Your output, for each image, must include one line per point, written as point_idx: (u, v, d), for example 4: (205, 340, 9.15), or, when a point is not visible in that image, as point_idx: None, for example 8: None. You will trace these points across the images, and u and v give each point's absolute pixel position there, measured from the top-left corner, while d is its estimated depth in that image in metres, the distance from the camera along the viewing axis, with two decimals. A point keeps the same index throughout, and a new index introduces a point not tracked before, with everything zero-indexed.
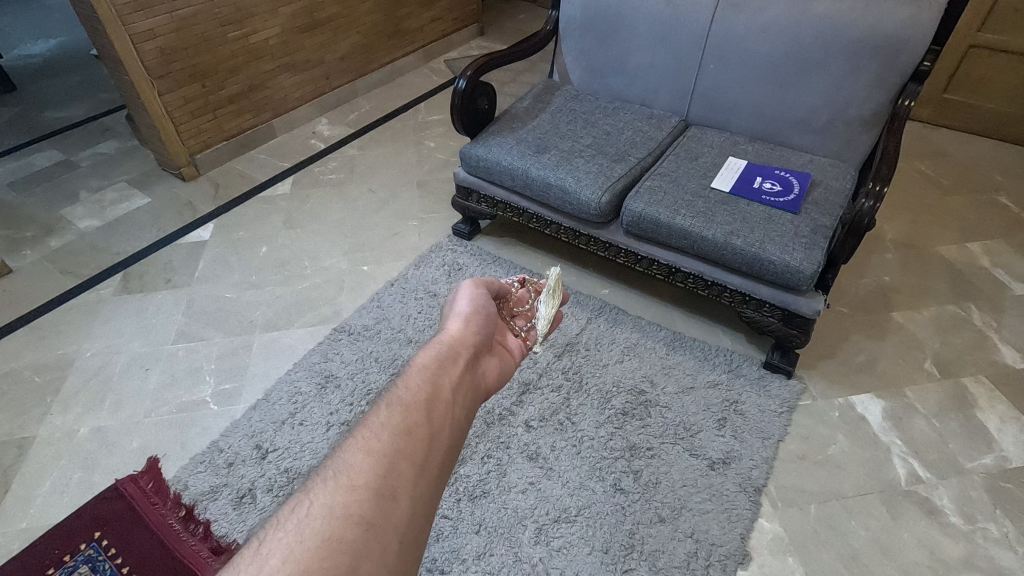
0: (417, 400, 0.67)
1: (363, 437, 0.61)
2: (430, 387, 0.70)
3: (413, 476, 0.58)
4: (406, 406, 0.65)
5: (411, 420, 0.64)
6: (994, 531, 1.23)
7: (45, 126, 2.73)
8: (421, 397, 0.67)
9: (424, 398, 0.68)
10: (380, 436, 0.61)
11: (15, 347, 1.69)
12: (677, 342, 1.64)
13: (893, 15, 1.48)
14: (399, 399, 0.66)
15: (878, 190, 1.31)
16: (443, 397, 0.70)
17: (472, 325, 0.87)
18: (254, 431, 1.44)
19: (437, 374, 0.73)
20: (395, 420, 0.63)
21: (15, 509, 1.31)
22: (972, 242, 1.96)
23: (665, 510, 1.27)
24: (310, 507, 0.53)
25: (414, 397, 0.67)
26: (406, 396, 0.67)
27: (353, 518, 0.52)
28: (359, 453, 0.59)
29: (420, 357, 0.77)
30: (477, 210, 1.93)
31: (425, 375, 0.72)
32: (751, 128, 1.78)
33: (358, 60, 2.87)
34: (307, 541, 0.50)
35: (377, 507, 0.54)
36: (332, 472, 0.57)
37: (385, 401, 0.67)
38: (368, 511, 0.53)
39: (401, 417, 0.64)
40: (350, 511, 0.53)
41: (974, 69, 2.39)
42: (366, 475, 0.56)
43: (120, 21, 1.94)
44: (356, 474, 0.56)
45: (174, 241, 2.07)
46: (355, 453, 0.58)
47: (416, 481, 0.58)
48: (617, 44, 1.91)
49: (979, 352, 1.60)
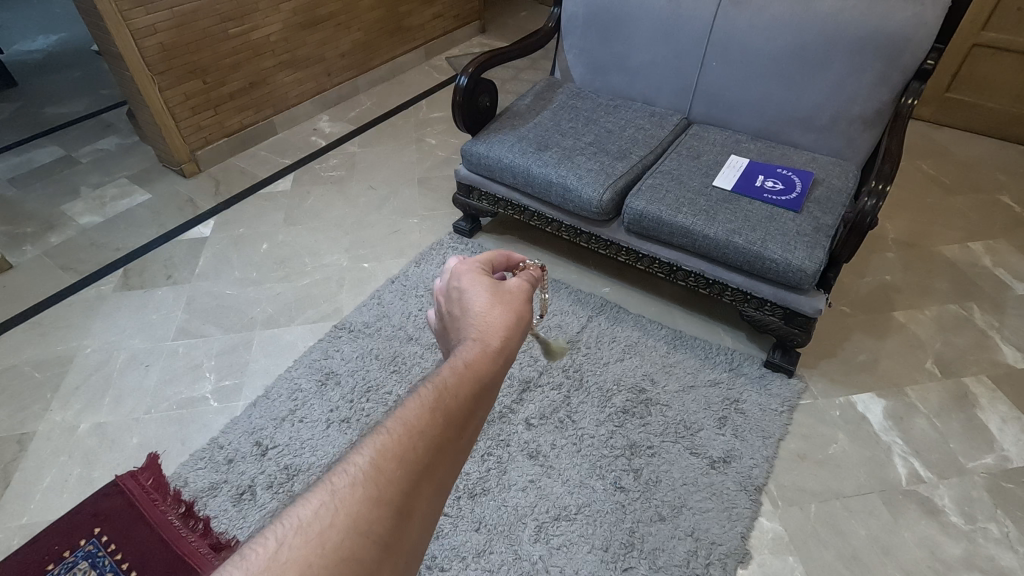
0: (458, 405, 0.59)
1: (396, 440, 0.54)
2: (475, 391, 0.61)
3: (432, 496, 0.54)
4: (447, 411, 0.57)
5: (450, 428, 0.57)
6: (995, 531, 1.23)
7: (45, 121, 2.72)
8: (463, 402, 0.59)
9: (466, 404, 0.59)
10: (415, 445, 0.54)
11: (15, 342, 1.69)
12: (678, 341, 1.64)
13: (896, 13, 1.48)
14: (441, 399, 0.58)
15: (881, 189, 1.30)
16: (483, 404, 0.62)
17: (525, 319, 0.74)
18: (254, 428, 1.44)
19: (483, 375, 0.63)
20: (433, 427, 0.56)
21: (15, 504, 1.32)
22: (974, 242, 1.95)
23: (665, 509, 1.27)
24: (331, 516, 0.48)
25: (459, 402, 0.59)
26: (449, 395, 0.59)
27: (369, 538, 0.48)
28: (390, 461, 0.52)
29: (465, 349, 0.66)
30: (478, 207, 1.92)
31: (470, 372, 0.63)
32: (753, 126, 1.77)
33: (359, 57, 2.86)
34: (320, 560, 0.45)
35: (393, 528, 0.50)
36: (356, 476, 0.51)
37: (423, 394, 0.58)
38: (383, 530, 0.49)
39: (439, 424, 0.56)
40: (368, 527, 0.48)
41: (976, 68, 2.38)
42: (391, 490, 0.51)
43: (121, 17, 1.93)
44: (382, 486, 0.51)
45: (174, 237, 2.07)
46: (383, 459, 0.52)
47: (433, 501, 0.54)
48: (619, 42, 1.91)
49: (980, 352, 1.59)
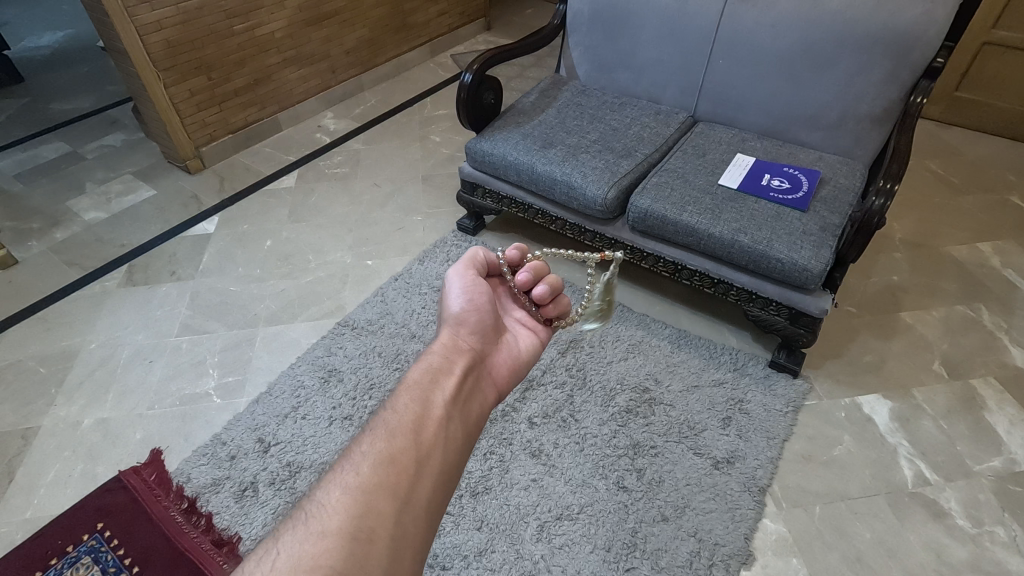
0: (397, 432, 0.69)
1: (344, 473, 0.64)
2: (413, 416, 0.71)
3: (395, 511, 0.61)
4: (388, 435, 0.68)
5: (393, 450, 0.66)
6: (1002, 534, 1.22)
7: (51, 117, 2.73)
8: (404, 429, 0.69)
9: (410, 420, 0.70)
10: (360, 471, 0.64)
11: (19, 338, 1.70)
12: (683, 341, 1.63)
13: (906, 11, 1.46)
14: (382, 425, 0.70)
15: (889, 189, 1.29)
16: (431, 418, 0.72)
17: (469, 334, 0.88)
18: (257, 424, 1.44)
19: (420, 403, 0.73)
20: (376, 452, 0.66)
21: (19, 499, 1.32)
22: (982, 242, 1.93)
23: (668, 509, 1.27)
24: (282, 557, 0.55)
25: (400, 426, 0.69)
26: (390, 426, 0.69)
27: (323, 567, 0.54)
28: (338, 491, 0.62)
29: (410, 376, 0.79)
30: (482, 204, 1.91)
31: (414, 403, 0.73)
32: (759, 125, 1.76)
33: (364, 53, 2.86)
34: None
35: (355, 554, 0.56)
36: (310, 511, 0.60)
37: (368, 430, 0.70)
38: (342, 556, 0.56)
39: (383, 452, 0.66)
40: (322, 556, 0.55)
41: (986, 67, 2.36)
42: (343, 521, 0.58)
43: (127, 12, 1.93)
44: (334, 518, 0.59)
45: (178, 233, 2.07)
46: (331, 492, 0.61)
47: (399, 514, 0.61)
48: (624, 39, 1.90)
49: (988, 353, 1.58)
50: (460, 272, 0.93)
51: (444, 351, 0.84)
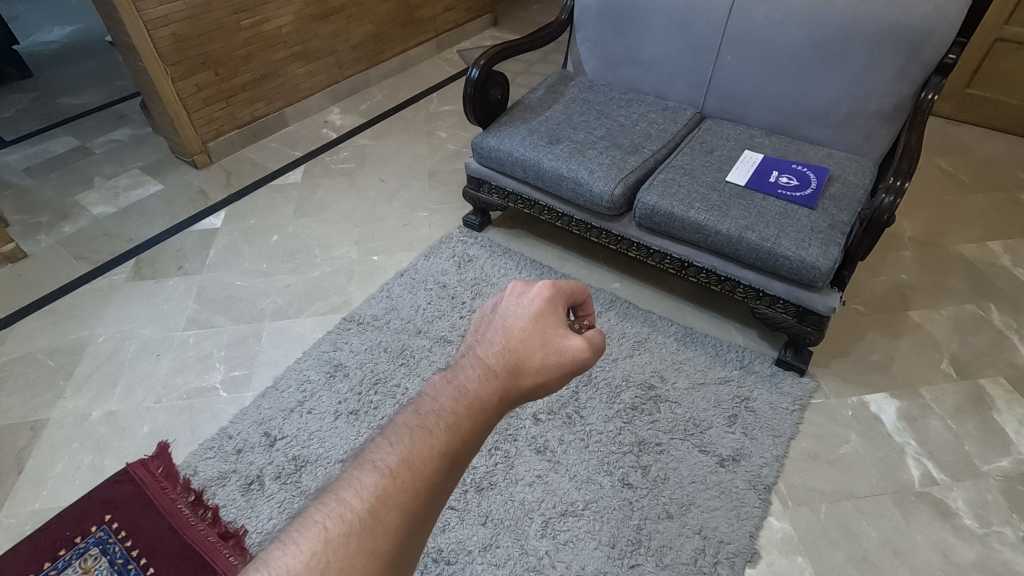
0: (463, 450, 0.56)
1: (397, 482, 0.51)
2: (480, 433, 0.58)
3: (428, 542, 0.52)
4: (455, 451, 0.55)
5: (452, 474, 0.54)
6: (1009, 534, 1.21)
7: (59, 112, 2.75)
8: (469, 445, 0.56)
9: (475, 440, 0.57)
10: (415, 492, 0.51)
11: (28, 331, 1.71)
12: (689, 338, 1.62)
13: (919, 6, 1.45)
14: (451, 436, 0.55)
15: (899, 185, 1.28)
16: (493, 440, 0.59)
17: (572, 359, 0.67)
18: (263, 418, 1.45)
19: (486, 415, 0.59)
20: (436, 467, 0.53)
21: (28, 491, 1.33)
22: (993, 241, 1.91)
23: (673, 506, 1.26)
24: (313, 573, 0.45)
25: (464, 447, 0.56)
26: (457, 435, 0.56)
27: None
28: (385, 507, 0.50)
29: (481, 376, 0.62)
30: (488, 200, 1.91)
31: (483, 414, 0.59)
32: (767, 122, 1.75)
33: (370, 50, 2.85)
34: None
35: None
36: (351, 524, 0.48)
37: (432, 429, 0.55)
38: None
39: (441, 472, 0.53)
40: None
41: (998, 63, 2.34)
42: (387, 542, 0.49)
43: (135, 7, 1.93)
44: (378, 542, 0.48)
45: (185, 228, 2.08)
46: (380, 508, 0.49)
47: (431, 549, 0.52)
48: (632, 34, 1.88)
49: (998, 353, 1.56)
50: (556, 294, 0.71)
51: (532, 367, 0.65)
